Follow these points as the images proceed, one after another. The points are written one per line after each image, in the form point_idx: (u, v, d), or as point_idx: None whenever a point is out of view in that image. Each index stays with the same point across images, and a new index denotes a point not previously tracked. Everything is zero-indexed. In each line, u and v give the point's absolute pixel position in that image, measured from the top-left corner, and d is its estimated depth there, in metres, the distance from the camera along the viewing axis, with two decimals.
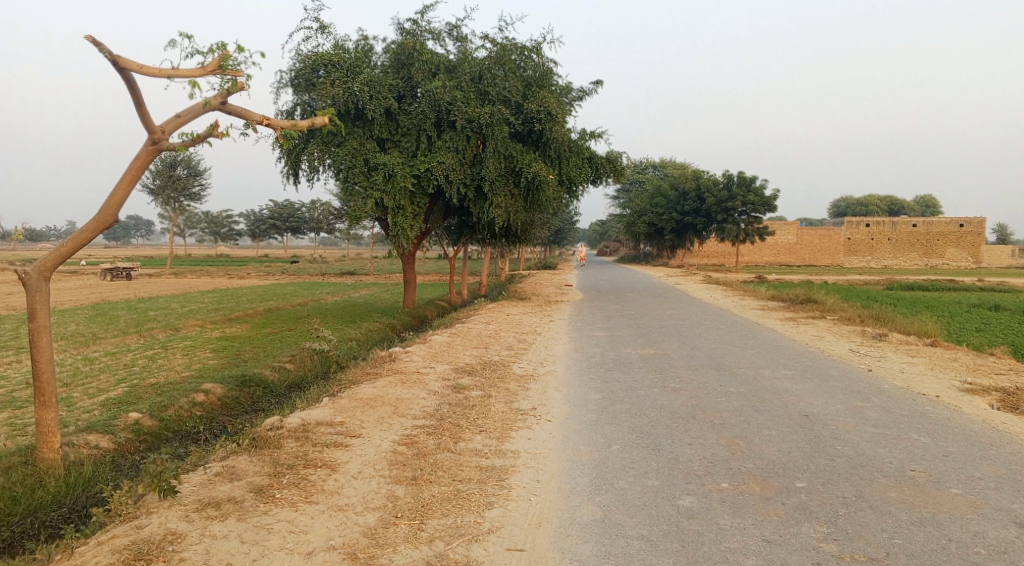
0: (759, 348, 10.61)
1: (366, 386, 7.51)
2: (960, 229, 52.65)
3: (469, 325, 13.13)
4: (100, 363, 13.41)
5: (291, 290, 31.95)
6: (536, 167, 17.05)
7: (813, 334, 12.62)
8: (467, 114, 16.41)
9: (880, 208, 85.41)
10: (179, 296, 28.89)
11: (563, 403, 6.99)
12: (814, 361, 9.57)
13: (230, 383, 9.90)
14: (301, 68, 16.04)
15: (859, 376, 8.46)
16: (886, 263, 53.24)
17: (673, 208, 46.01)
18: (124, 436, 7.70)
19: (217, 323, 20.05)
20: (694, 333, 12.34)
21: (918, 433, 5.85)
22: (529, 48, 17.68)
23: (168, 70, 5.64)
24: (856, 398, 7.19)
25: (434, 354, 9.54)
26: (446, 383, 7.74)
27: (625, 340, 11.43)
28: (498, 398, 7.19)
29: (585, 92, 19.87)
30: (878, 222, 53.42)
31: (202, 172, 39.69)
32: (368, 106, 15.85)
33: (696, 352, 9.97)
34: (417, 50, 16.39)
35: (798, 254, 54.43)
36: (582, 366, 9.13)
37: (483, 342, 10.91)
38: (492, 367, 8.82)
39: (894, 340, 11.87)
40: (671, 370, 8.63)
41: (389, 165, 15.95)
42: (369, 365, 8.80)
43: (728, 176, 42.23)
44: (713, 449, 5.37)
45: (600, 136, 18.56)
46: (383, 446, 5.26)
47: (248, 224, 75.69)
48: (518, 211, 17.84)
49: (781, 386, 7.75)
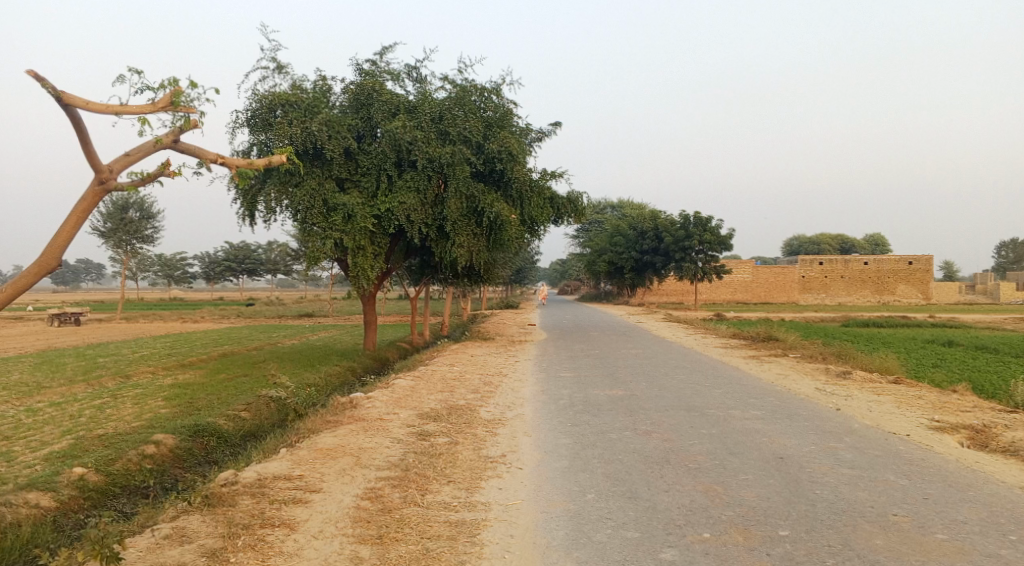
0: (726, 387, 10.54)
1: (328, 435, 7.16)
2: (909, 266, 54.38)
3: (434, 368, 12.80)
4: (44, 413, 12.67)
5: (248, 333, 31.09)
6: (498, 207, 17.00)
7: (778, 372, 12.65)
8: (428, 154, 16.34)
9: (832, 246, 87.86)
10: (130, 341, 27.80)
11: (533, 449, 6.75)
12: (783, 401, 9.51)
13: (183, 432, 9.39)
14: (258, 109, 15.84)
15: (829, 416, 8.42)
16: (839, 300, 54.51)
17: (633, 247, 46.50)
18: (67, 493, 7.16)
19: (170, 369, 19.26)
20: (661, 373, 12.25)
21: (895, 474, 5.77)
22: (489, 90, 17.79)
23: (116, 106, 5.29)
24: (829, 439, 7.12)
25: (399, 399, 9.22)
26: (412, 430, 7.43)
27: (592, 381, 11.26)
28: (466, 445, 6.90)
29: (545, 133, 20.05)
30: (830, 260, 54.85)
31: (156, 214, 38.76)
32: (327, 146, 15.68)
33: (664, 393, 9.84)
34: (376, 90, 16.35)
35: (755, 292, 55.38)
36: (551, 409, 8.90)
37: (449, 385, 10.62)
38: (459, 412, 8.54)
39: (858, 377, 11.95)
40: (641, 412, 8.47)
41: (349, 205, 15.72)
42: (331, 412, 8.42)
43: (685, 216, 42.97)
44: (691, 496, 5.20)
45: (560, 176, 18.67)
46: (346, 502, 4.94)
47: (203, 266, 73.99)
48: (480, 251, 17.72)
49: (752, 427, 7.65)
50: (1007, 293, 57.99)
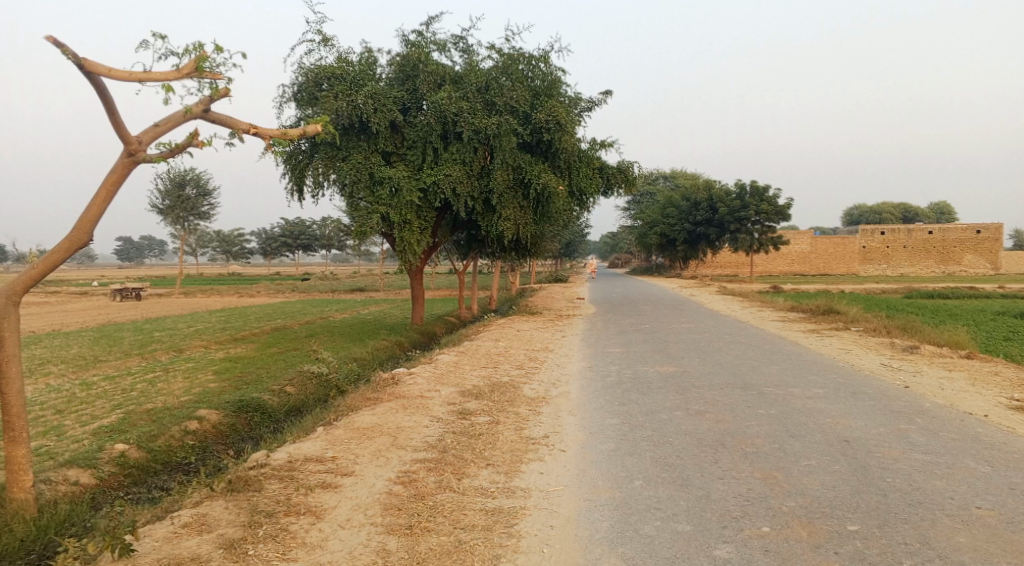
0: (784, 364, 9.95)
1: (364, 413, 6.97)
2: (978, 235, 51.32)
3: (479, 343, 12.56)
4: (99, 388, 12.94)
5: (300, 308, 31.51)
6: (545, 179, 16.53)
7: (840, 348, 11.94)
8: (474, 125, 15.92)
9: (895, 216, 84.38)
10: (187, 316, 28.45)
11: (579, 430, 6.41)
12: (846, 378, 8.88)
13: (226, 408, 9.40)
14: (304, 83, 15.69)
15: (897, 394, 7.77)
16: (902, 271, 52.23)
17: (686, 218, 45.33)
18: (108, 470, 7.19)
19: (222, 343, 19.59)
20: (714, 348, 11.70)
21: (976, 460, 5.17)
22: (536, 57, 17.22)
23: (140, 74, 5.31)
24: (898, 420, 6.52)
25: (440, 376, 8.99)
26: (452, 409, 7.18)
27: (642, 357, 10.82)
28: (507, 425, 6.61)
29: (594, 103, 19.41)
30: (893, 229, 52.56)
31: (211, 191, 39.48)
32: (373, 119, 15.45)
33: (718, 370, 9.33)
34: (422, 61, 15.98)
35: (813, 263, 53.49)
36: (598, 386, 8.53)
37: (492, 361, 10.34)
38: (501, 389, 8.25)
39: (928, 352, 11.15)
40: (694, 391, 8.01)
41: (395, 179, 15.49)
42: (370, 389, 8.25)
43: (740, 186, 41.58)
44: (748, 484, 4.79)
45: (610, 146, 18.07)
46: (378, 487, 4.72)
47: (259, 242, 75.58)
48: (528, 224, 17.33)
49: (815, 407, 7.11)
50: None
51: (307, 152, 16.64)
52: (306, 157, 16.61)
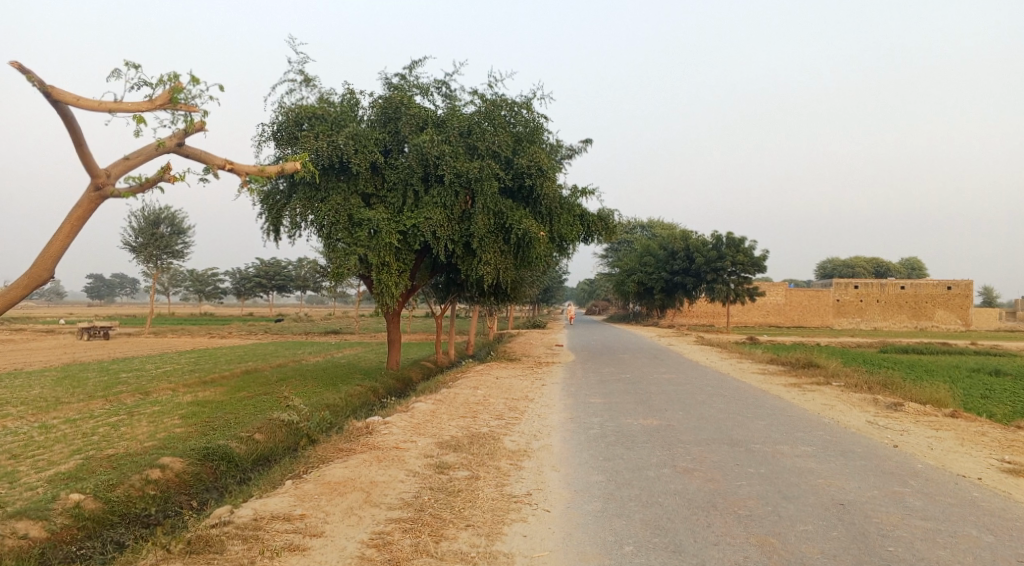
0: (769, 419, 9.74)
1: (337, 466, 6.60)
2: (949, 291, 52.56)
3: (457, 391, 12.22)
4: (57, 431, 12.31)
5: (272, 350, 30.84)
6: (526, 224, 16.46)
7: (823, 403, 11.79)
8: (455, 168, 15.84)
9: (867, 270, 86.02)
10: (155, 356, 27.62)
11: (563, 488, 6.11)
12: (832, 436, 8.68)
13: (192, 456, 8.91)
14: (284, 122, 15.58)
15: (887, 454, 7.57)
16: (875, 325, 52.92)
17: (663, 268, 45.59)
18: (61, 522, 6.67)
19: (191, 386, 18.94)
20: (696, 400, 11.49)
21: (977, 527, 4.95)
22: (519, 104, 17.31)
23: (110, 104, 5.09)
24: (892, 482, 6.30)
25: (417, 425, 8.64)
26: (429, 462, 6.84)
27: (624, 409, 10.56)
28: (487, 481, 6.29)
29: (575, 151, 19.55)
30: (866, 283, 53.42)
31: (187, 230, 38.91)
32: (353, 160, 15.34)
33: (703, 424, 9.09)
34: (404, 104, 15.98)
35: (788, 315, 53.98)
36: (580, 439, 8.24)
37: (471, 410, 10.00)
38: (481, 441, 7.93)
39: (911, 410, 11.04)
40: (679, 446, 7.76)
41: (374, 221, 15.30)
42: (345, 439, 7.88)
43: (717, 237, 42.08)
44: (744, 552, 4.52)
45: (591, 193, 18.10)
46: (349, 550, 4.39)
47: (234, 282, 74.54)
48: (508, 269, 17.16)
49: (804, 467, 6.90)
50: None
51: (286, 192, 16.45)
52: (284, 197, 16.40)
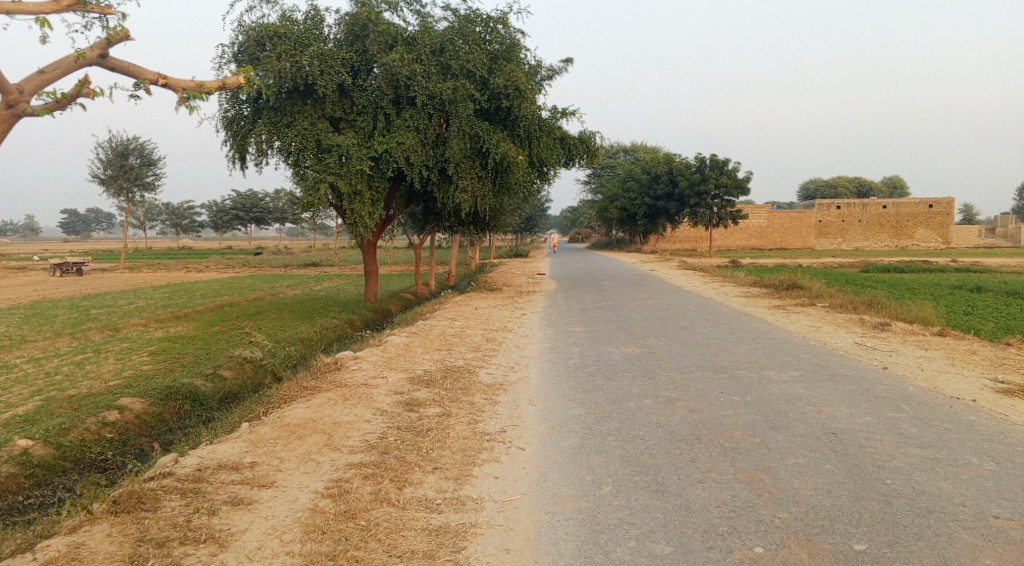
0: (755, 343, 9.45)
1: (298, 406, 6.18)
2: (931, 209, 52.44)
3: (434, 322, 11.81)
4: (19, 372, 11.84)
5: (250, 283, 30.24)
6: (504, 147, 15.73)
7: (809, 325, 11.52)
8: (428, 90, 14.93)
9: (849, 190, 85.80)
10: (129, 292, 26.93)
11: (539, 423, 5.74)
12: (820, 359, 8.40)
13: (153, 396, 8.49)
14: (244, 43, 14.53)
15: (877, 378, 7.30)
16: (857, 245, 52.97)
17: (646, 193, 44.88)
18: (5, 472, 6.28)
19: (163, 322, 18.41)
20: (679, 326, 11.18)
21: (978, 455, 4.64)
22: (494, 19, 16.25)
23: (6, 5, 4.36)
24: (884, 408, 6.00)
25: (389, 360, 8.23)
26: (398, 399, 6.45)
27: (606, 336, 10.21)
28: (458, 418, 5.90)
29: (555, 71, 18.60)
30: (848, 204, 53.19)
31: (157, 161, 37.48)
32: (319, 82, 14.40)
33: (687, 351, 8.76)
34: (372, 20, 14.90)
35: (770, 237, 53.91)
36: (559, 370, 7.89)
37: (448, 342, 9.62)
38: (455, 375, 7.55)
39: (899, 330, 10.80)
40: (662, 374, 7.42)
41: (344, 146, 14.50)
42: (310, 376, 7.45)
43: (701, 159, 41.29)
44: (732, 490, 4.19)
45: (572, 115, 17.30)
46: (301, 503, 4.02)
47: (211, 216, 72.86)
48: (486, 196, 16.52)
49: (792, 393, 6.58)
50: None
51: (249, 118, 15.57)
52: (248, 124, 15.53)
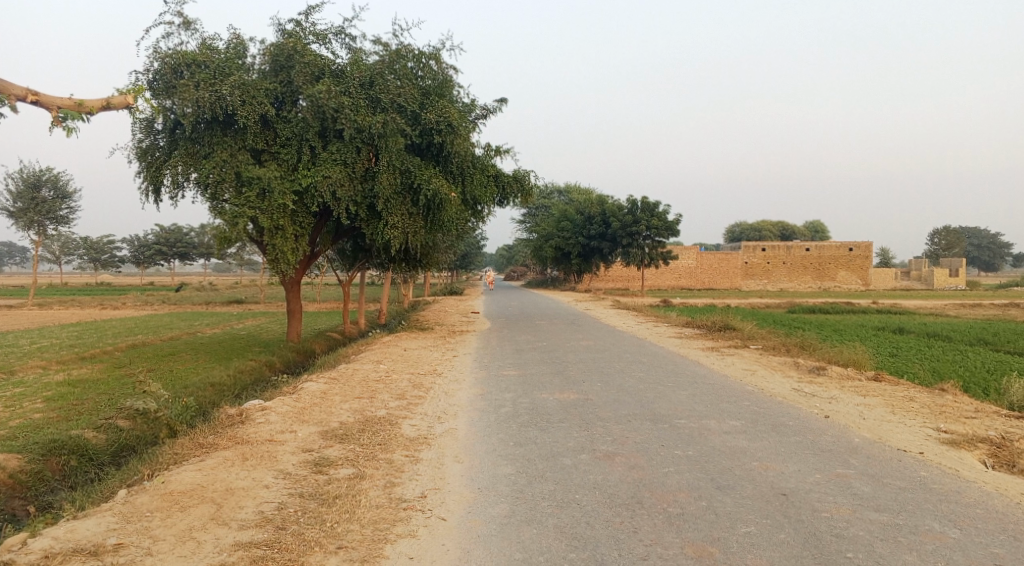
0: (693, 389, 9.13)
1: (187, 468, 5.36)
2: (851, 252, 54.74)
3: (358, 366, 11.04)
4: None
5: (166, 321, 28.43)
6: (436, 183, 15.23)
7: (745, 368, 11.36)
8: (356, 123, 14.34)
9: (772, 233, 89.14)
10: (29, 331, 24.78)
11: (464, 486, 5.12)
12: (760, 406, 8.13)
13: (33, 451, 7.41)
14: (158, 70, 13.66)
15: (822, 429, 7.05)
16: (782, 286, 54.65)
17: (580, 233, 45.13)
18: None
19: (65, 363, 16.85)
20: (616, 369, 10.81)
21: (939, 520, 4.37)
22: (426, 54, 15.88)
23: None
24: (834, 465, 5.74)
25: (302, 411, 7.44)
26: (307, 458, 5.72)
27: (540, 381, 9.73)
28: (373, 481, 5.22)
29: (489, 109, 18.36)
30: (773, 246, 55.00)
31: (71, 193, 35.26)
32: (240, 112, 13.64)
33: (624, 397, 8.35)
34: (298, 51, 14.30)
35: (699, 278, 55.08)
36: (489, 420, 7.30)
37: (370, 389, 8.89)
38: (375, 428, 6.85)
39: (834, 374, 10.74)
40: (599, 425, 6.93)
41: (265, 179, 13.70)
42: (210, 431, 6.61)
43: (632, 201, 41.93)
44: None
45: (505, 152, 17.01)
46: None
47: (130, 250, 69.25)
48: (417, 233, 15.95)
49: (736, 446, 6.22)
50: (939, 279, 59.41)
51: (165, 149, 14.63)
52: (163, 155, 14.58)
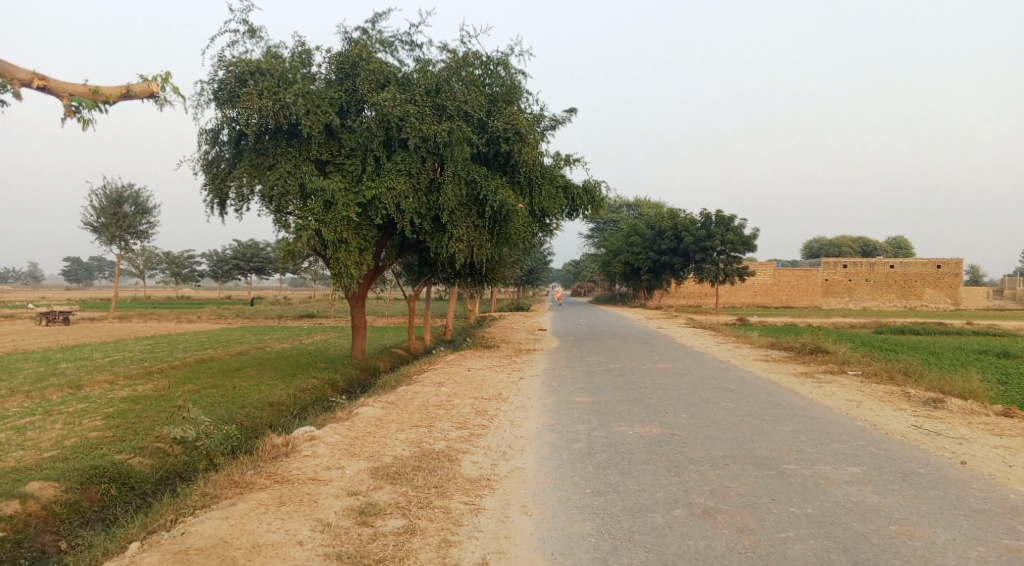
0: (794, 424, 7.94)
1: (213, 516, 4.68)
2: (939, 269, 51.29)
3: (418, 389, 10.28)
4: None
5: (237, 336, 28.66)
6: (502, 195, 14.49)
7: (848, 398, 10.04)
8: (421, 131, 13.77)
9: (853, 249, 85.10)
10: (107, 344, 25.28)
11: (535, 550, 4.22)
12: (878, 448, 6.88)
13: (71, 479, 6.91)
14: (223, 79, 13.43)
15: (963, 481, 5.81)
16: (864, 304, 51.60)
17: (650, 247, 43.74)
18: None
19: (132, 378, 16.84)
20: (700, 397, 9.70)
21: None
22: (494, 60, 15.19)
23: None
24: (997, 532, 4.53)
25: (352, 442, 6.71)
26: (351, 504, 4.95)
27: (616, 410, 8.74)
28: (425, 538, 4.38)
29: (559, 120, 17.55)
30: (855, 262, 52.07)
31: (152, 209, 36.40)
32: (304, 121, 13.26)
33: (715, 433, 7.27)
34: (363, 58, 13.83)
35: (775, 295, 52.62)
36: (562, 459, 6.36)
37: (429, 416, 8.12)
38: (431, 465, 6.03)
39: (956, 407, 9.31)
40: (690, 469, 5.90)
41: (329, 191, 13.26)
42: (250, 465, 5.96)
43: (706, 215, 40.28)
44: None
45: (576, 161, 16.13)
46: None
47: (211, 265, 71.67)
48: (483, 247, 15.22)
49: (865, 502, 5.09)
50: None
51: (230, 161, 14.40)
52: (228, 166, 14.35)
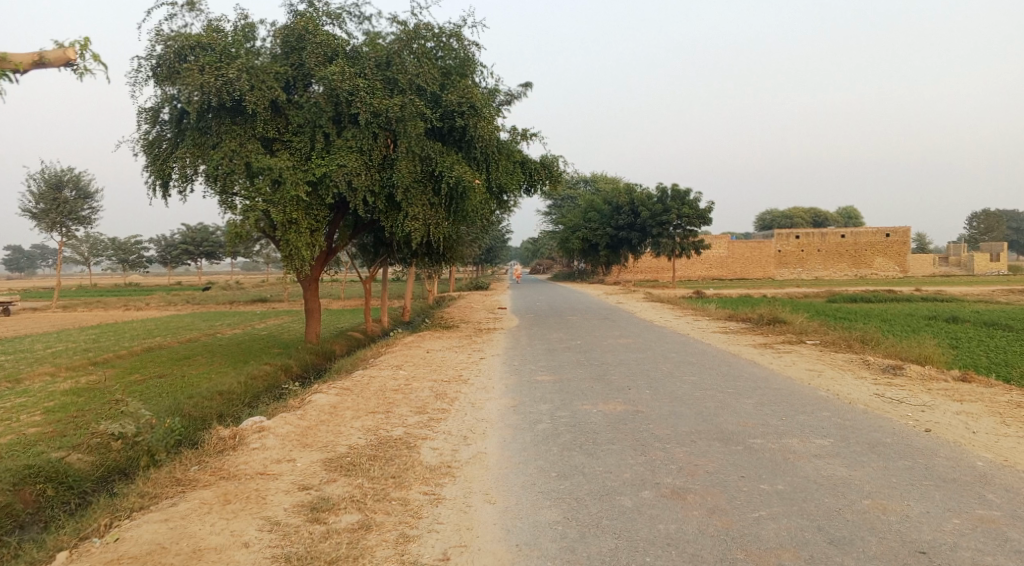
0: (758, 396, 7.87)
1: (151, 520, 4.32)
2: (887, 238, 52.62)
3: (375, 372, 9.92)
4: None
5: (188, 323, 27.74)
6: (459, 170, 14.07)
7: (809, 368, 10.05)
8: (372, 107, 13.25)
9: (804, 220, 86.85)
10: (49, 334, 24.16)
11: (500, 542, 3.99)
12: (843, 418, 6.83)
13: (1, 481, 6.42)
14: (161, 54, 12.70)
15: (930, 449, 5.76)
16: (816, 274, 52.71)
17: (608, 223, 43.78)
18: None
19: (75, 370, 16.06)
20: (663, 371, 9.59)
21: None
22: (446, 33, 14.71)
23: None
24: (969, 503, 4.46)
25: (305, 432, 6.37)
26: (302, 499, 4.63)
27: (580, 388, 8.55)
28: (382, 534, 4.10)
29: (515, 95, 17.17)
30: (807, 233, 53.06)
31: (94, 193, 34.83)
32: (249, 98, 12.63)
33: (680, 409, 7.14)
34: (309, 31, 13.22)
35: (730, 267, 53.36)
36: (525, 442, 6.12)
37: (387, 401, 7.81)
38: (389, 453, 5.73)
39: (914, 374, 9.38)
40: (657, 447, 5.72)
41: (277, 169, 12.67)
42: (195, 460, 5.58)
43: (662, 189, 40.40)
44: None
45: (533, 136, 15.80)
46: None
47: (159, 250, 69.43)
48: (440, 225, 14.82)
49: (836, 476, 4.98)
50: (980, 264, 56.91)
51: (172, 141, 13.68)
52: (170, 146, 13.62)
